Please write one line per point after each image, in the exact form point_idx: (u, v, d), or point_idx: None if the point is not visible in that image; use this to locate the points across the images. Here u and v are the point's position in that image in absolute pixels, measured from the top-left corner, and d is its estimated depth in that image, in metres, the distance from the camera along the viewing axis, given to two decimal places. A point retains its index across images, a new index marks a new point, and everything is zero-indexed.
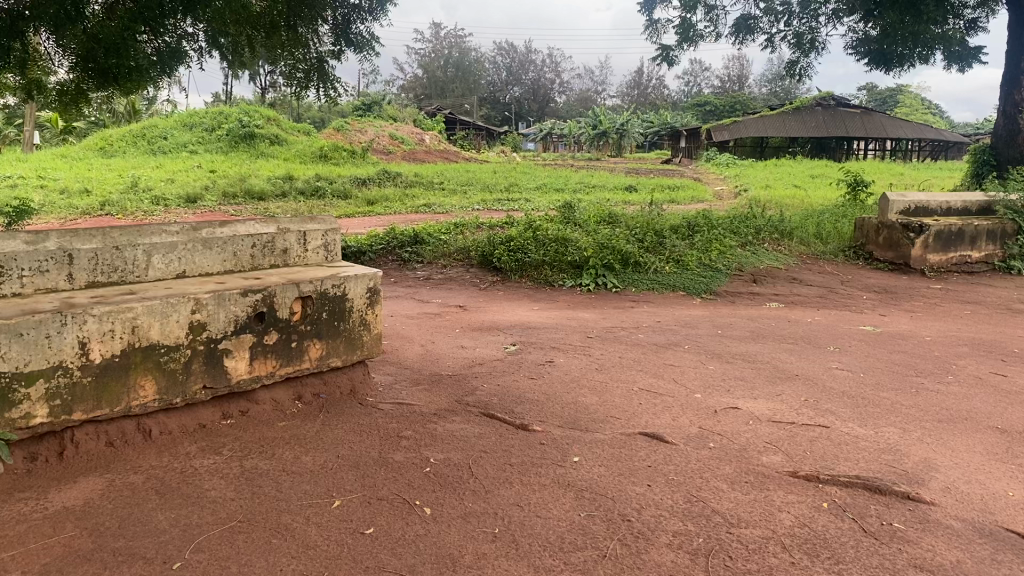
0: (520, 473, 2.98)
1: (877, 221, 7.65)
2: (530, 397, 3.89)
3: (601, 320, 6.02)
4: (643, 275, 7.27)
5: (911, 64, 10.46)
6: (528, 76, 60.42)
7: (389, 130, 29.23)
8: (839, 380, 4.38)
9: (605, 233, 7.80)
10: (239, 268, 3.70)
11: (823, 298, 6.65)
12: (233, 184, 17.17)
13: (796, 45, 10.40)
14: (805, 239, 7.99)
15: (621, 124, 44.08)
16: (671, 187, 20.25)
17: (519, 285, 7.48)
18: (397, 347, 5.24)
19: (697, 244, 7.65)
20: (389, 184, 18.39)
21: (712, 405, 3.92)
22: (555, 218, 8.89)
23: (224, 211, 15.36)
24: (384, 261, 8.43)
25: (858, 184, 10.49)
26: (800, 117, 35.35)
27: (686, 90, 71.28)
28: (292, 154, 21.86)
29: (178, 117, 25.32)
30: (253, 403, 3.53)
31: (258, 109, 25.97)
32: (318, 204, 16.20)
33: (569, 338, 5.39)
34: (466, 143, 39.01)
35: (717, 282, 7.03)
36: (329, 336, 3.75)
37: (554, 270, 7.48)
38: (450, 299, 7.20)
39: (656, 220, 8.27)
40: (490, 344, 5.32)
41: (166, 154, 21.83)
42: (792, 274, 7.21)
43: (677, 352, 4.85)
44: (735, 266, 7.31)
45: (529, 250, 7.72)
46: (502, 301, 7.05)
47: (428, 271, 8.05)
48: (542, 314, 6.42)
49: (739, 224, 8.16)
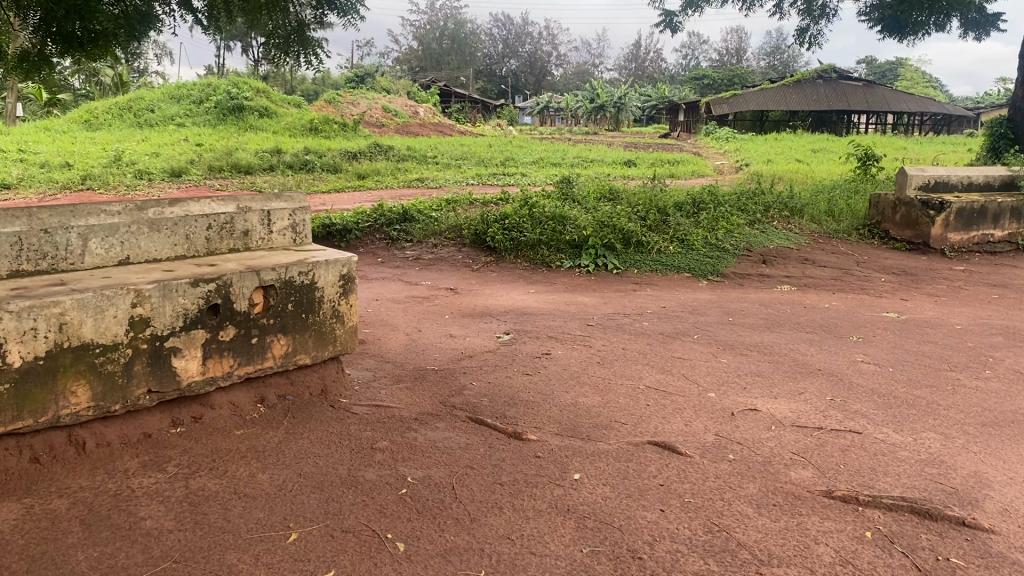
0: (510, 496, 2.55)
1: (894, 197, 7.19)
2: (524, 398, 3.46)
3: (601, 305, 5.58)
4: (646, 256, 6.85)
5: (926, 32, 9.97)
6: (525, 48, 59.55)
7: (383, 102, 28.63)
8: (867, 376, 3.94)
9: (605, 210, 7.34)
10: (193, 253, 3.25)
11: (838, 281, 6.21)
12: (220, 157, 16.65)
13: (806, 13, 9.87)
14: (816, 217, 7.54)
15: (618, 97, 43.42)
16: (672, 161, 19.76)
17: (514, 267, 7.04)
18: (380, 336, 4.80)
19: (703, 222, 7.20)
20: (381, 158, 17.88)
21: (728, 405, 3.49)
22: (552, 193, 8.42)
23: (210, 185, 14.86)
24: (371, 241, 7.97)
25: (870, 158, 10.01)
26: (801, 91, 34.74)
27: (684, 64, 70.47)
28: (282, 126, 21.28)
29: (165, 89, 24.69)
30: (207, 408, 3.10)
31: (247, 80, 25.32)
32: (306, 179, 15.70)
33: (568, 326, 4.95)
34: (462, 116, 38.37)
35: (724, 263, 6.61)
36: (295, 331, 3.32)
37: (551, 250, 7.05)
38: (440, 281, 6.76)
39: (659, 196, 7.80)
40: (481, 332, 4.88)
41: (152, 127, 21.25)
42: (803, 254, 6.77)
43: (686, 342, 4.41)
44: (744, 244, 6.87)
45: (525, 228, 7.27)
46: (495, 284, 6.60)
47: (418, 251, 7.59)
48: (538, 299, 5.98)
49: (747, 201, 7.69)
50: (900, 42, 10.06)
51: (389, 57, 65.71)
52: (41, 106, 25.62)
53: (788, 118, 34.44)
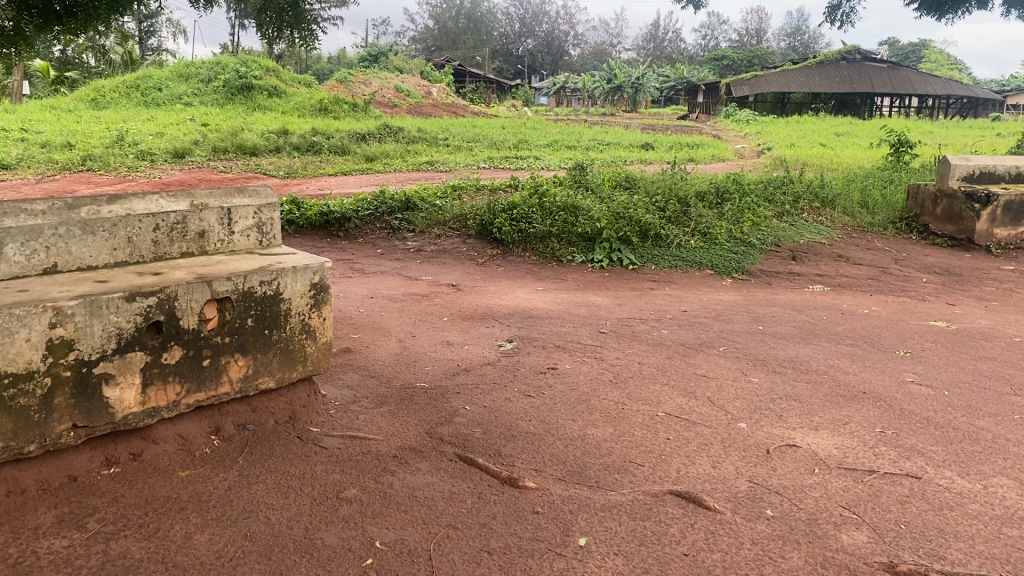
0: (501, 572, 2.07)
1: (935, 188, 6.62)
2: (524, 429, 2.97)
3: (616, 308, 5.07)
4: (664, 251, 6.34)
5: (968, 9, 9.30)
6: (542, 28, 58.58)
7: (395, 82, 28.06)
8: (921, 403, 3.42)
9: (621, 200, 6.84)
10: (136, 258, 2.77)
11: (874, 283, 5.68)
12: (224, 138, 16.18)
13: None
14: (849, 208, 6.98)
15: (636, 78, 42.63)
16: (691, 144, 19.14)
17: (522, 261, 6.55)
18: (369, 343, 4.33)
19: (727, 214, 6.66)
20: (391, 139, 17.37)
21: (762, 440, 2.99)
22: (566, 179, 7.89)
23: (213, 168, 14.43)
24: (371, 230, 7.53)
25: (905, 144, 9.41)
26: (825, 72, 33.87)
27: (704, 45, 69.34)
28: (291, 106, 20.80)
29: (174, 67, 24.24)
30: (149, 443, 2.63)
31: (257, 58, 24.80)
32: (313, 161, 15.24)
33: (578, 333, 4.45)
34: (477, 96, 37.74)
35: (750, 260, 6.09)
36: (257, 350, 2.84)
37: (562, 243, 6.57)
38: (442, 276, 6.28)
39: (679, 184, 7.27)
40: (481, 340, 4.40)
41: (158, 106, 20.82)
42: (837, 249, 6.23)
43: (711, 357, 3.90)
44: (771, 239, 6.34)
45: (535, 219, 6.78)
46: (501, 281, 6.11)
47: (420, 242, 7.10)
48: (547, 299, 5.48)
49: (775, 190, 7.15)
50: (940, 20, 9.39)
51: (404, 35, 64.95)
52: (49, 84, 25.23)
53: (810, 101, 33.60)
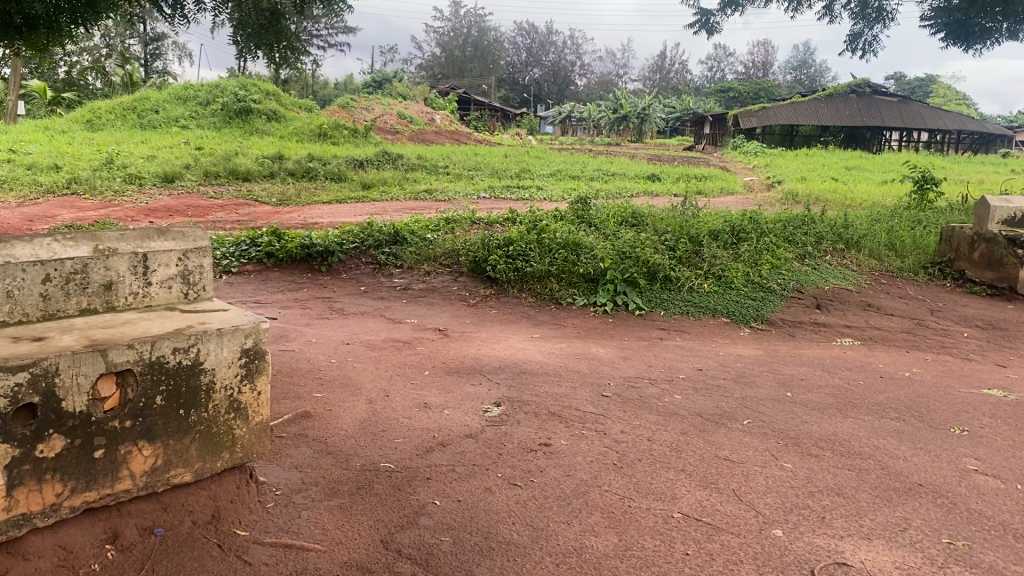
0: None
1: (972, 231, 6.03)
2: (506, 539, 2.36)
3: (621, 363, 4.47)
4: (674, 294, 5.77)
5: (997, 39, 8.74)
6: (548, 58, 58.39)
7: (398, 109, 27.66)
8: (991, 501, 2.80)
9: (627, 237, 6.28)
10: (14, 319, 2.17)
11: (910, 338, 5.08)
12: (218, 162, 15.70)
13: (860, 15, 8.68)
14: (875, 251, 6.41)
15: (642, 108, 42.28)
16: (700, 176, 18.58)
17: (518, 303, 5.96)
18: (335, 405, 3.73)
19: (744, 254, 6.09)
20: (390, 166, 16.85)
21: (804, 554, 2.37)
22: (568, 213, 7.32)
23: (203, 193, 13.91)
24: (357, 265, 6.96)
25: (930, 181, 8.82)
26: (833, 105, 33.45)
27: (710, 76, 69.17)
28: (289, 131, 20.39)
29: (173, 89, 23.87)
30: (16, 559, 2.01)
31: (258, 81, 24.42)
32: (308, 187, 14.72)
33: (576, 395, 3.85)
34: (481, 125, 37.36)
35: (769, 308, 5.52)
36: (167, 435, 2.25)
37: (562, 284, 6.00)
38: (428, 318, 5.69)
39: (691, 220, 6.70)
40: (464, 402, 3.79)
41: (154, 128, 20.40)
42: (865, 298, 5.65)
43: (733, 434, 3.30)
44: (792, 284, 5.77)
45: (532, 257, 6.20)
46: (494, 326, 5.52)
47: (407, 279, 6.52)
48: (545, 349, 4.88)
49: (795, 229, 6.58)
50: (966, 51, 8.84)
51: (412, 63, 64.99)
52: (46, 105, 24.84)
53: (818, 134, 33.14)
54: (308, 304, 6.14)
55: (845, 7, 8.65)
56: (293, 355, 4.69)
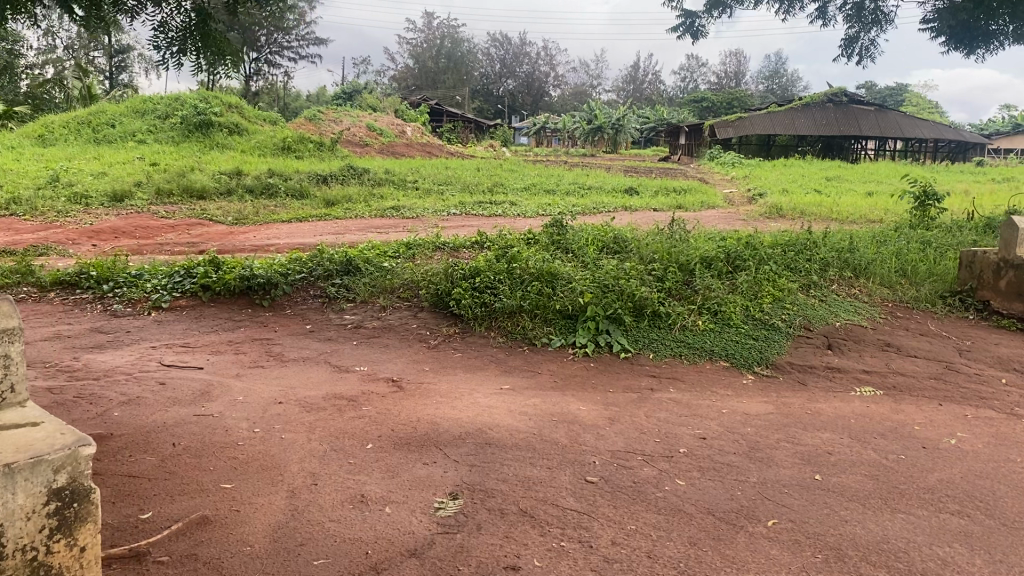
0: None
1: (997, 257, 5.35)
2: None
3: (606, 427, 3.70)
4: (665, 332, 5.02)
5: (1002, 42, 8.09)
6: (522, 69, 57.70)
7: (367, 121, 26.81)
8: None
9: (609, 267, 5.53)
10: None
11: (940, 386, 4.35)
12: (171, 179, 14.80)
13: (854, 18, 8.01)
14: (886, 279, 5.71)
15: (617, 119, 41.72)
16: (679, 189, 17.91)
17: (485, 343, 5.18)
18: (246, 502, 2.93)
19: (742, 286, 5.35)
20: (355, 181, 16.02)
21: None
22: (542, 236, 6.55)
23: (154, 212, 13.02)
24: (303, 299, 6.15)
25: (932, 195, 8.14)
26: (810, 115, 33.04)
27: (683, 87, 68.94)
28: (251, 145, 19.53)
29: (131, 102, 22.90)
30: None
31: (219, 93, 23.48)
32: (267, 205, 13.87)
33: (553, 480, 3.07)
34: (454, 137, 36.59)
35: (774, 349, 4.79)
36: None
37: (535, 321, 5.24)
38: (380, 365, 4.89)
39: (681, 245, 5.96)
40: (412, 493, 3.01)
41: (109, 143, 19.43)
42: (883, 336, 4.92)
43: (756, 544, 2.53)
44: (798, 319, 5.05)
45: (502, 289, 5.43)
46: (457, 374, 4.74)
47: (359, 316, 5.72)
48: (515, 406, 4.11)
49: (797, 254, 5.87)
50: (968, 57, 8.19)
51: (384, 75, 64.16)
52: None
53: (795, 143, 32.74)
54: (243, 348, 5.33)
55: (839, 9, 7.97)
56: (212, 422, 3.88)
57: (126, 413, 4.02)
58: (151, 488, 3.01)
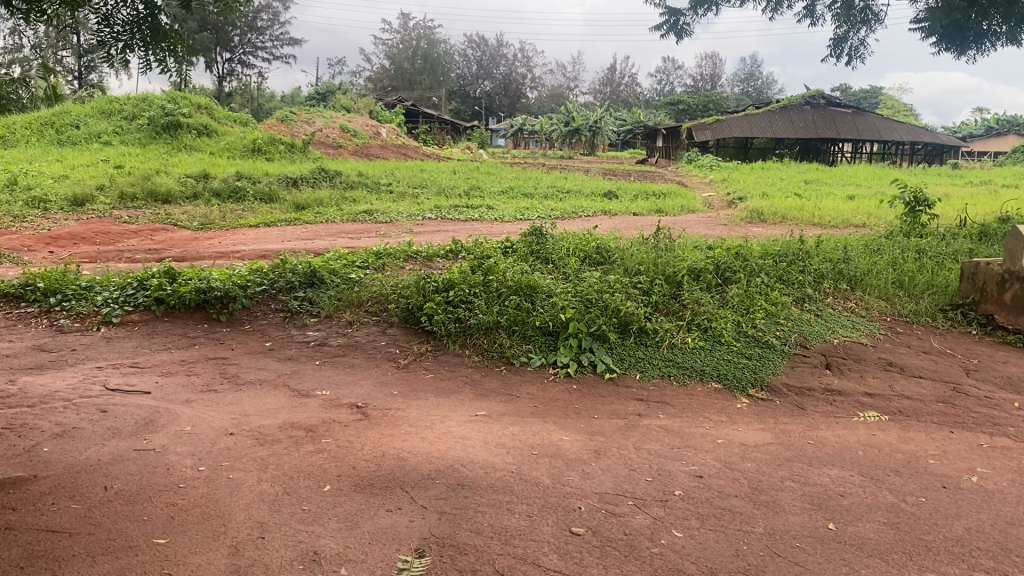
0: None
1: (1001, 269, 5.05)
2: None
3: (591, 463, 3.34)
4: (652, 350, 4.67)
5: (994, 43, 7.84)
6: (498, 70, 57.41)
7: (341, 122, 26.35)
8: None
9: (592, 280, 5.18)
10: None
11: (949, 411, 4.04)
12: (135, 182, 14.29)
13: (842, 17, 7.71)
14: (883, 292, 5.41)
15: (594, 121, 41.50)
16: (658, 193, 17.61)
17: (458, 362, 4.80)
18: (179, 562, 2.54)
19: (733, 299, 5.02)
20: (327, 184, 15.58)
21: None
22: (520, 245, 6.19)
23: (117, 217, 12.53)
24: (263, 313, 5.74)
25: (923, 202, 7.87)
26: (787, 117, 32.96)
27: (660, 90, 68.94)
28: (220, 147, 19.02)
29: (97, 102, 22.27)
30: None
31: (188, 93, 22.91)
32: (235, 209, 13.42)
33: (534, 531, 2.71)
34: (430, 139, 36.18)
35: (769, 368, 4.46)
36: None
37: (513, 338, 4.87)
38: (344, 389, 4.51)
39: (667, 255, 5.62)
40: (372, 549, 2.63)
41: (73, 144, 18.85)
42: (884, 354, 4.61)
43: None
44: (793, 336, 4.72)
45: (477, 303, 5.06)
46: (428, 397, 4.35)
47: (323, 332, 5.32)
48: (491, 436, 3.73)
49: (789, 265, 5.55)
50: (959, 57, 7.93)
51: (359, 76, 63.57)
52: None
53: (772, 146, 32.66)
54: (196, 370, 4.92)
55: (828, 8, 7.66)
56: (153, 458, 3.47)
57: (57, 447, 3.60)
58: (71, 547, 2.61)
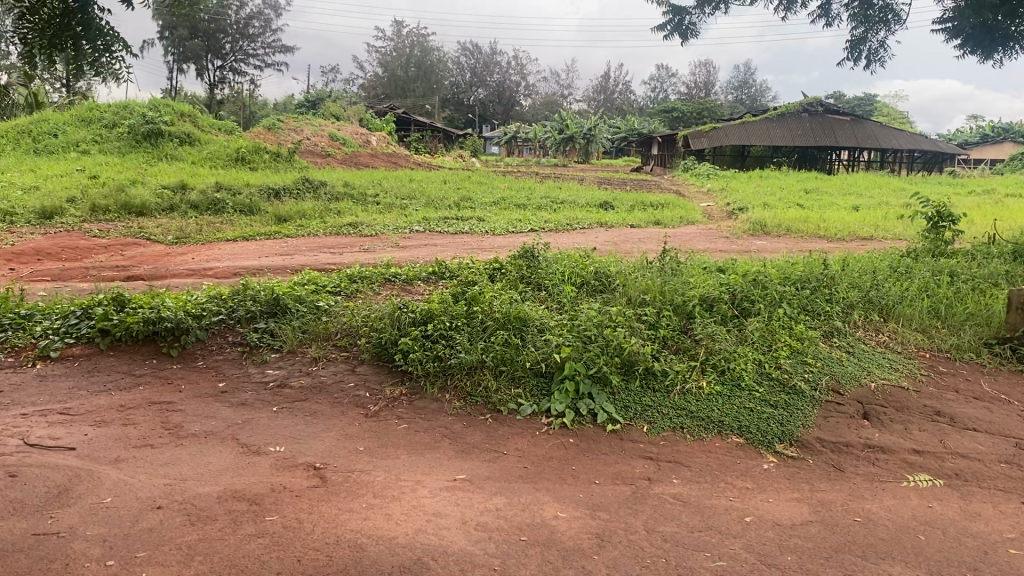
0: None
1: None
2: None
3: (595, 557, 2.69)
4: (661, 396, 4.03)
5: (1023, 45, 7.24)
6: (492, 78, 57.01)
7: (329, 130, 25.75)
8: None
9: (591, 313, 4.55)
10: None
11: (1016, 475, 3.40)
12: (109, 193, 13.60)
13: (860, 17, 7.09)
14: (919, 323, 4.78)
15: (589, 129, 40.94)
16: (656, 203, 17.01)
17: (436, 409, 4.14)
18: None
19: (752, 335, 4.39)
20: (311, 195, 14.94)
21: None
22: (509, 268, 5.57)
23: (86, 230, 11.85)
24: (220, 347, 5.09)
25: (947, 216, 7.22)
26: (785, 124, 32.48)
27: (653, 98, 68.58)
28: (202, 157, 18.37)
29: (76, 109, 21.57)
30: None
31: (170, 100, 22.24)
32: (213, 222, 12.77)
33: None
34: (421, 148, 35.56)
35: (798, 420, 3.82)
36: None
37: (501, 381, 4.23)
38: (302, 444, 3.85)
39: (675, 282, 5.00)
40: None
41: (49, 153, 18.16)
42: (931, 402, 3.97)
43: None
44: (824, 379, 4.09)
45: (459, 339, 4.42)
46: (399, 455, 3.70)
47: (285, 371, 4.67)
48: (471, 513, 3.08)
49: (812, 293, 4.93)
50: (985, 61, 7.32)
51: (352, 84, 62.92)
52: None
53: (769, 154, 32.13)
54: (133, 417, 4.25)
55: (844, 7, 7.05)
56: (51, 546, 2.82)
57: None
58: None
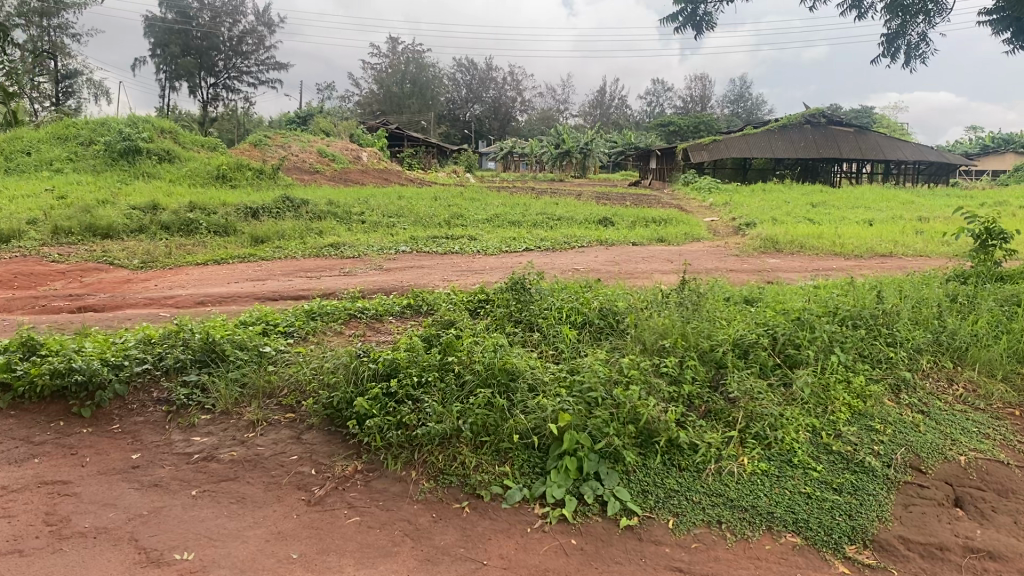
0: None
1: None
2: None
3: None
4: (689, 477, 3.12)
5: None
6: (488, 95, 56.18)
7: (318, 146, 24.87)
8: None
9: (597, 364, 3.66)
10: None
11: None
12: (74, 214, 12.66)
13: (897, 8, 6.22)
14: (1002, 369, 3.87)
15: (586, 143, 40.02)
16: (660, 220, 16.05)
17: (398, 493, 3.21)
18: None
19: (799, 393, 3.51)
20: (292, 214, 14.03)
21: None
22: (497, 303, 4.68)
23: (45, 255, 10.90)
24: (140, 404, 4.11)
25: (997, 234, 6.23)
26: (787, 136, 31.66)
27: (650, 113, 67.95)
28: (180, 174, 17.49)
29: (53, 126, 20.66)
30: None
31: (150, 116, 21.34)
32: (184, 244, 11.84)
33: None
34: (415, 164, 34.68)
35: (872, 512, 2.91)
36: None
37: (483, 455, 3.32)
38: (220, 550, 2.90)
39: (699, 320, 4.12)
40: None
41: (20, 172, 17.25)
42: None
43: None
44: (899, 455, 3.18)
45: (430, 398, 3.51)
46: (343, 570, 2.75)
47: (214, 442, 3.73)
48: None
49: (865, 336, 4.04)
50: None
51: (346, 100, 62.12)
52: None
53: (772, 167, 31.29)
54: (12, 504, 3.29)
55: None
56: None
57: None
58: None
